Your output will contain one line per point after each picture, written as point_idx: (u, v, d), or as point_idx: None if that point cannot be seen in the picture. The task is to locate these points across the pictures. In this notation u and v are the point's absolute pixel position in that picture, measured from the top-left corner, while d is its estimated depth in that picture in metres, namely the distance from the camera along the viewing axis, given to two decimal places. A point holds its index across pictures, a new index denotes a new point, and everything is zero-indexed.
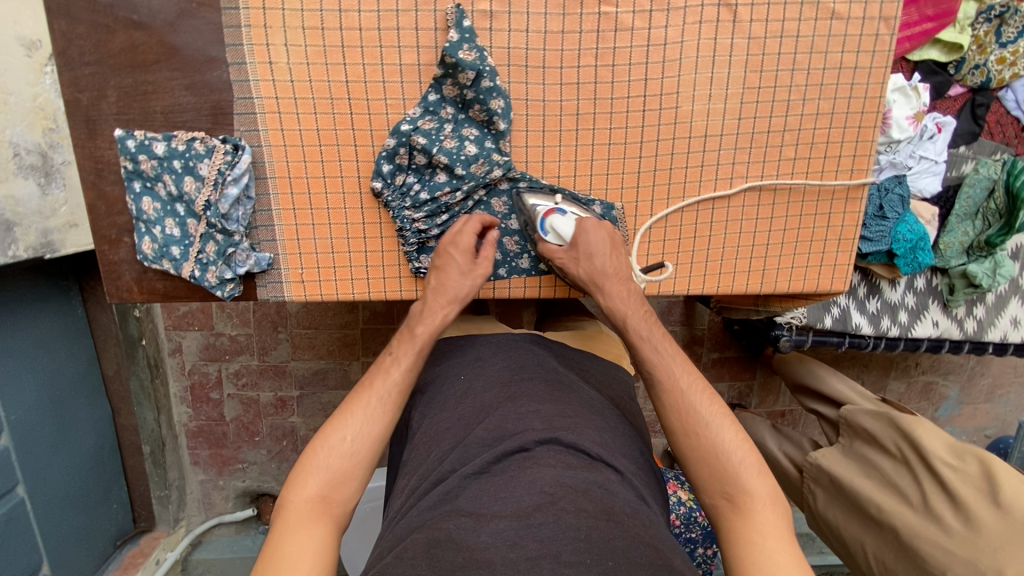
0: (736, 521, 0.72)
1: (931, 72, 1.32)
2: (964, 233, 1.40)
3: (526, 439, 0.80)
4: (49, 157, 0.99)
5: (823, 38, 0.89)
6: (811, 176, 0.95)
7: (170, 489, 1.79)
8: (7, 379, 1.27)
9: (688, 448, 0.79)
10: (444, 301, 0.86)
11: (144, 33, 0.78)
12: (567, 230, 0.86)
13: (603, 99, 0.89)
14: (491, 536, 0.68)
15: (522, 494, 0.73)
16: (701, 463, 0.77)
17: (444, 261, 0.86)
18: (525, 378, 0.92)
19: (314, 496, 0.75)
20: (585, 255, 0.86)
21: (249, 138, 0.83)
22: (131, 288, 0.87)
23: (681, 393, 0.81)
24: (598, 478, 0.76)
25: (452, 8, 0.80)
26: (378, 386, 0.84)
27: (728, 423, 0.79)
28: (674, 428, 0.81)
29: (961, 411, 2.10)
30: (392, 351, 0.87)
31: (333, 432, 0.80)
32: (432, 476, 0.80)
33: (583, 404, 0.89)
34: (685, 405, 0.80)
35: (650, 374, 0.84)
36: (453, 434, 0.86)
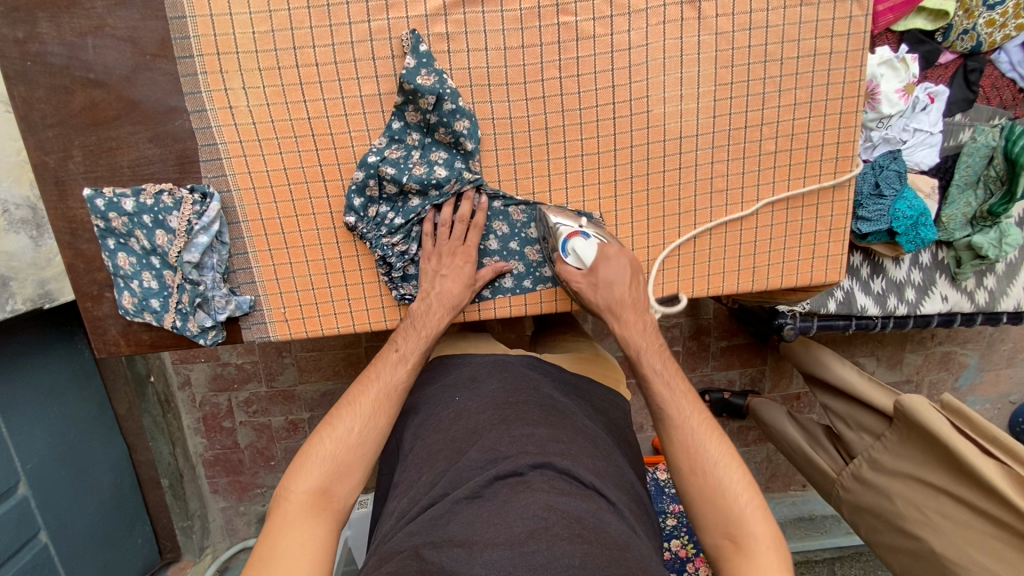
0: (739, 563, 0.70)
1: (918, 42, 1.29)
2: (966, 204, 1.35)
3: (519, 464, 0.79)
4: (39, 208, 0.99)
5: (795, 26, 0.86)
6: (795, 166, 0.92)
7: (192, 519, 1.82)
8: (18, 431, 1.30)
9: (694, 488, 0.76)
10: (445, 304, 0.86)
11: (102, 90, 0.78)
12: (588, 255, 0.85)
13: (571, 111, 0.87)
14: (484, 569, 0.66)
15: (515, 520, 0.72)
16: (707, 504, 0.75)
17: (450, 270, 0.87)
18: (519, 401, 0.90)
19: (317, 489, 0.76)
20: (603, 283, 0.86)
21: (218, 184, 0.83)
22: (118, 341, 0.87)
23: (691, 429, 0.79)
24: (591, 506, 0.75)
25: (407, 34, 0.79)
26: (383, 379, 0.84)
27: (736, 466, 0.77)
28: (679, 464, 0.78)
29: (982, 378, 2.04)
30: (397, 345, 0.86)
31: (338, 425, 0.80)
32: (424, 500, 0.79)
33: (576, 429, 0.88)
34: (693, 443, 0.78)
35: (660, 408, 0.82)
36: (446, 456, 0.85)
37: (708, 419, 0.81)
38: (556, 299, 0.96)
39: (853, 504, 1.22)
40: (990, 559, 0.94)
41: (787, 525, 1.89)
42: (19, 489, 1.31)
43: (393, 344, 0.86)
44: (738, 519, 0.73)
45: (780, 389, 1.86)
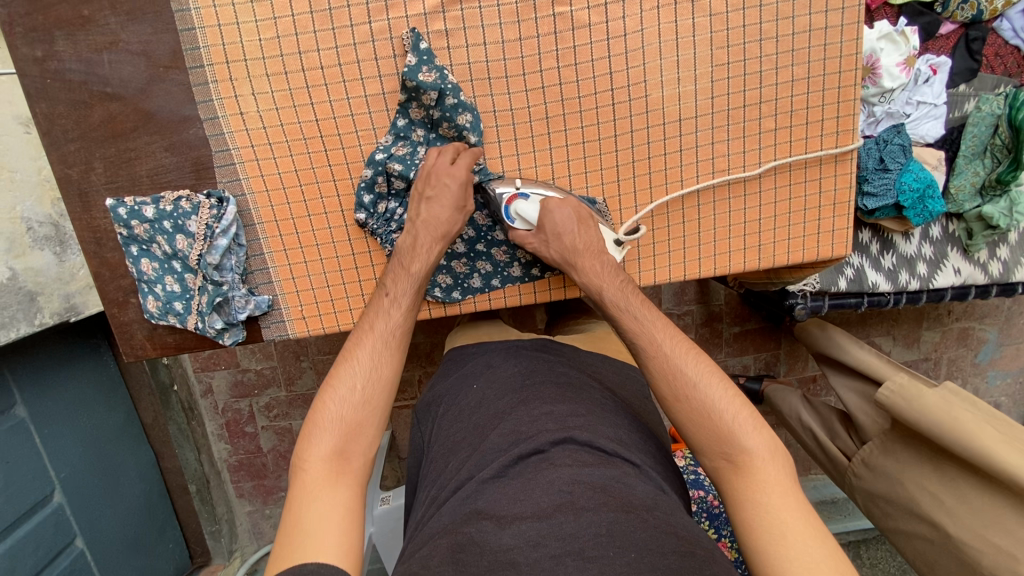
0: (738, 481, 0.75)
1: (917, 14, 1.29)
2: (974, 174, 1.34)
3: (540, 441, 0.81)
4: (62, 227, 1.06)
5: (788, 4, 0.87)
6: (796, 144, 0.93)
7: (220, 523, 1.86)
8: (52, 440, 1.35)
9: (682, 414, 0.80)
10: (433, 235, 0.85)
11: (119, 103, 0.81)
12: (531, 213, 0.87)
13: (570, 99, 0.88)
14: (513, 538, 0.69)
15: (540, 495, 0.74)
16: (699, 427, 0.79)
17: (435, 192, 0.83)
18: (536, 383, 0.92)
19: (332, 453, 0.78)
20: (552, 235, 0.87)
21: (233, 189, 0.86)
22: (145, 345, 0.91)
23: (666, 357, 0.83)
24: (614, 473, 0.77)
25: (407, 33, 0.81)
26: (379, 330, 0.85)
27: (717, 382, 0.81)
28: (665, 395, 0.82)
29: (1002, 353, 2.02)
30: (387, 290, 0.86)
31: (339, 389, 0.82)
32: (451, 484, 0.81)
33: (596, 404, 0.90)
34: (673, 370, 0.82)
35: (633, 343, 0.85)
36: (469, 442, 0.87)
37: (679, 345, 0.84)
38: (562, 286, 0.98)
39: (865, 490, 1.22)
40: (1006, 539, 0.93)
41: None
42: (53, 497, 1.36)
43: (384, 290, 0.86)
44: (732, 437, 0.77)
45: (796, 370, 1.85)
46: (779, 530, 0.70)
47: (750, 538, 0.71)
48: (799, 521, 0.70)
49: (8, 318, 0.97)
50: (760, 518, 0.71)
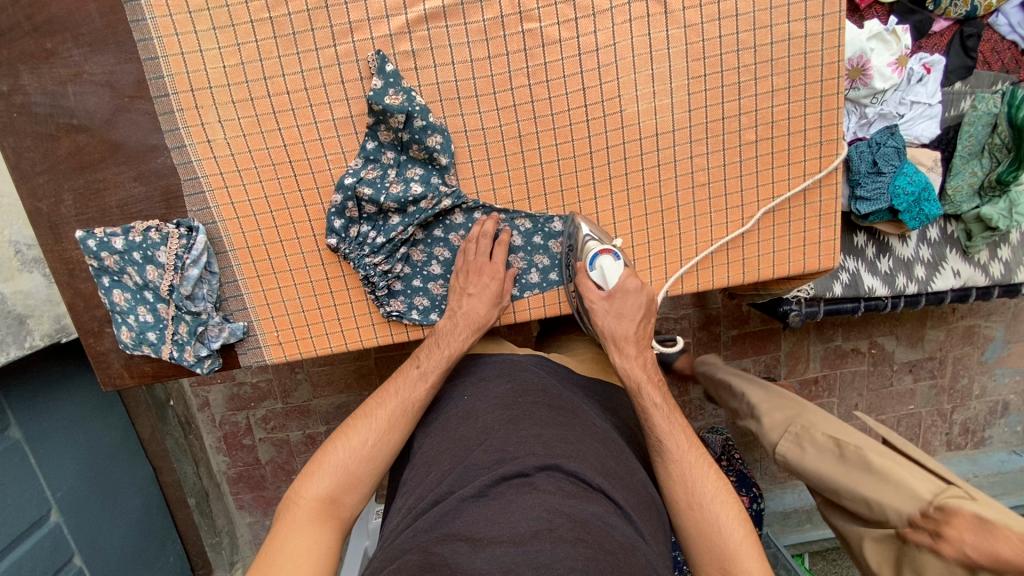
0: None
1: (908, 13, 1.25)
2: (972, 174, 1.31)
3: (526, 465, 0.79)
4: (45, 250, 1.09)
5: (766, 12, 0.84)
6: (777, 155, 0.90)
7: (220, 535, 1.88)
8: (48, 462, 1.36)
9: (690, 522, 0.81)
10: (471, 325, 0.88)
11: (86, 135, 0.81)
12: (613, 275, 0.88)
13: (543, 117, 0.86)
14: (485, 562, 0.68)
15: (519, 521, 0.73)
16: (701, 541, 0.80)
17: (478, 289, 0.88)
18: (528, 401, 0.90)
19: (325, 496, 0.80)
20: (615, 312, 0.89)
21: (203, 217, 0.85)
22: (122, 374, 0.91)
23: (688, 465, 0.84)
24: (598, 510, 0.75)
25: (373, 55, 0.80)
26: (403, 395, 0.87)
27: (732, 503, 0.81)
28: (678, 500, 0.83)
29: (1010, 350, 1.97)
30: (419, 362, 0.89)
31: (352, 437, 0.84)
32: (429, 496, 0.80)
33: (587, 430, 0.88)
34: (691, 477, 0.83)
35: (659, 442, 0.86)
36: (453, 454, 0.85)
37: (703, 453, 0.85)
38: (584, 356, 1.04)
39: None
40: None
41: (814, 512, 1.86)
42: (51, 516, 1.37)
43: (415, 361, 0.89)
44: (734, 557, 0.77)
45: (797, 372, 1.86)
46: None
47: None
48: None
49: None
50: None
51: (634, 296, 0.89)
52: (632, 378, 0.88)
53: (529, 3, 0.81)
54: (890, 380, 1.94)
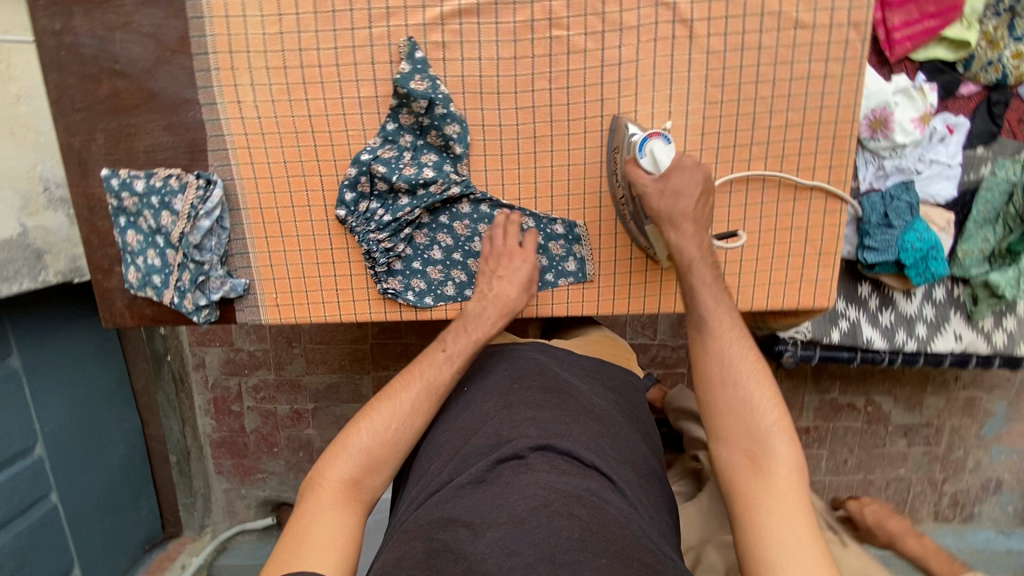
0: (753, 487, 0.73)
1: (937, 72, 1.26)
2: (983, 240, 1.31)
3: (520, 446, 0.80)
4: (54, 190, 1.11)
5: (788, 48, 0.85)
6: (784, 189, 0.92)
7: (195, 496, 1.93)
8: (41, 394, 1.39)
9: (721, 398, 0.78)
10: (500, 309, 0.90)
11: (126, 80, 0.85)
12: (666, 158, 0.83)
13: (560, 121, 0.88)
14: (487, 545, 0.69)
15: (518, 500, 0.73)
16: (729, 419, 0.77)
17: (507, 272, 0.90)
18: (523, 387, 0.90)
19: (349, 478, 0.82)
20: (671, 192, 0.82)
21: (222, 172, 0.89)
22: (124, 314, 0.94)
23: (727, 342, 0.79)
24: (592, 486, 0.76)
25: (405, 41, 0.83)
26: (428, 376, 0.90)
27: (767, 387, 0.78)
28: (709, 376, 0.79)
29: (1010, 428, 1.93)
30: (444, 345, 0.91)
31: (375, 418, 0.86)
32: (431, 486, 0.81)
33: (581, 409, 0.88)
34: (730, 353, 0.79)
35: (702, 316, 0.81)
36: (452, 446, 0.86)
37: (746, 333, 0.81)
38: (640, 276, 0.95)
39: None
40: None
41: None
42: (35, 449, 1.39)
43: (442, 343, 0.91)
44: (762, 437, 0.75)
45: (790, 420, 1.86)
46: (789, 549, 0.67)
47: (757, 551, 0.68)
48: (815, 546, 0.68)
49: (11, 272, 1.04)
50: (766, 526, 0.69)
51: (689, 173, 0.82)
52: (683, 258, 0.82)
53: (560, 11, 0.84)
54: (883, 440, 1.91)
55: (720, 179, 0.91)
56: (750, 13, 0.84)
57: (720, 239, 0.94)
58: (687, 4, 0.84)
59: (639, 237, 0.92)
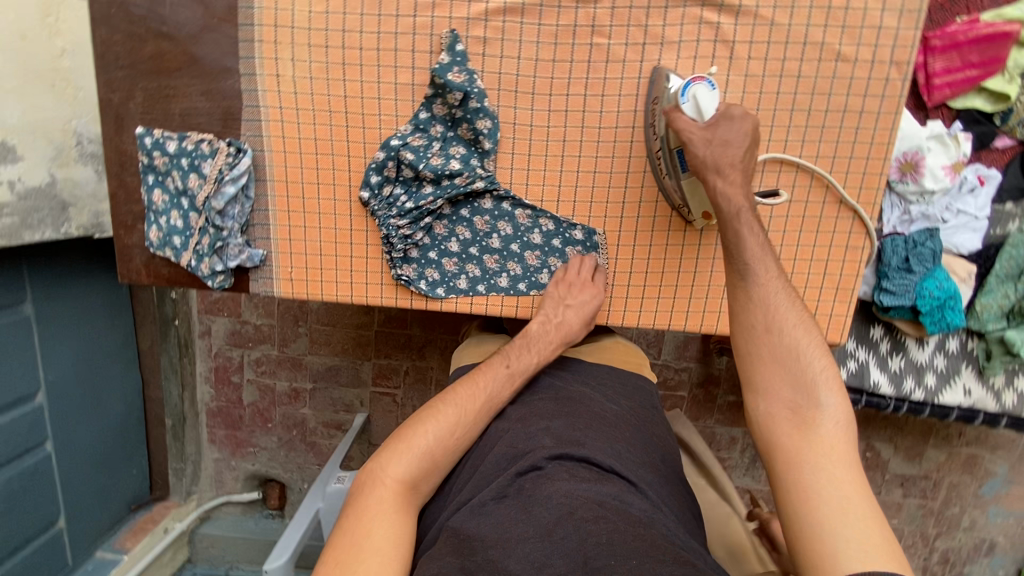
0: (797, 438, 0.73)
1: (973, 122, 1.25)
2: (1004, 296, 1.29)
3: (538, 457, 0.83)
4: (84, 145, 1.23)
5: (827, 80, 0.85)
6: (807, 220, 0.91)
7: (186, 462, 1.93)
8: (49, 343, 1.42)
9: (765, 347, 0.77)
10: (561, 337, 0.96)
11: (170, 43, 0.86)
12: (709, 106, 0.78)
13: (591, 128, 0.89)
14: (519, 564, 0.69)
15: (541, 513, 0.75)
16: (773, 369, 0.76)
17: (576, 301, 0.92)
18: (536, 400, 0.96)
19: (408, 480, 0.85)
20: (720, 141, 0.77)
21: (254, 143, 0.90)
22: (140, 271, 0.95)
23: (772, 291, 0.78)
24: (612, 490, 0.79)
25: (447, 33, 0.84)
26: (488, 391, 0.93)
27: (810, 337, 0.77)
28: (753, 325, 0.78)
29: (1009, 491, 1.89)
30: (508, 362, 0.96)
31: (442, 424, 0.89)
32: (457, 502, 0.83)
33: (595, 417, 0.91)
34: (775, 302, 0.78)
35: (747, 265, 0.78)
36: (472, 464, 0.90)
37: (788, 282, 0.79)
38: (667, 236, 0.92)
39: None
40: None
41: None
42: (36, 397, 1.41)
43: (505, 360, 0.96)
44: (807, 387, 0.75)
45: None
46: (834, 495, 0.68)
47: (803, 505, 0.68)
48: (856, 492, 0.68)
49: (38, 220, 1.14)
50: (814, 480, 0.69)
51: (736, 124, 0.78)
52: (730, 206, 0.77)
53: (603, 18, 0.84)
54: (879, 487, 1.89)
55: (763, 154, 0.88)
56: (792, 41, 0.84)
57: (761, 195, 0.89)
58: (731, 24, 0.83)
59: (672, 194, 0.89)
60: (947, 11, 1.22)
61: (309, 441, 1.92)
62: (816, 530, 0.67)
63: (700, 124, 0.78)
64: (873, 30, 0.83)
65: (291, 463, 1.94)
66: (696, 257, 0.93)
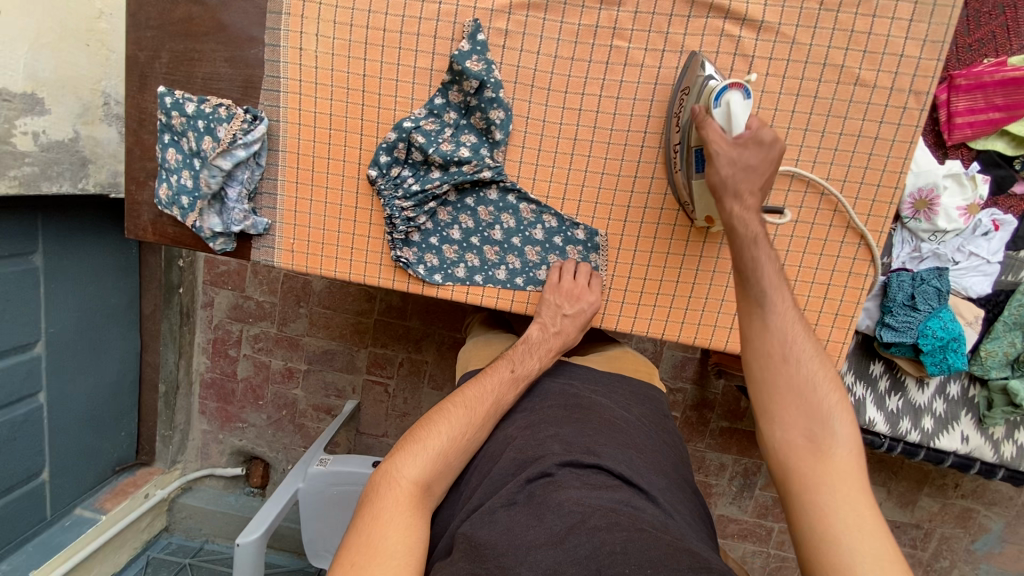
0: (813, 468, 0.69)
1: (992, 164, 1.23)
2: (1010, 344, 1.26)
3: (548, 464, 0.80)
4: (110, 106, 1.26)
5: (843, 103, 0.85)
6: (812, 241, 0.91)
7: (174, 430, 1.92)
8: (54, 295, 1.43)
9: (782, 376, 0.74)
10: (559, 346, 0.94)
11: (200, 8, 0.88)
12: (740, 116, 0.75)
13: (602, 129, 0.89)
14: (531, 571, 0.65)
15: (554, 520, 0.72)
16: (788, 398, 0.73)
17: (574, 312, 0.91)
18: (544, 407, 0.93)
19: (423, 482, 0.78)
20: (743, 164, 0.75)
21: (270, 112, 0.92)
22: (146, 228, 0.97)
23: (788, 319, 0.75)
24: (622, 496, 0.75)
25: (470, 21, 0.85)
26: (496, 394, 0.89)
27: (821, 366, 0.75)
28: (767, 353, 0.75)
29: (1002, 549, 1.85)
30: (512, 366, 0.91)
31: (456, 425, 0.83)
32: (468, 508, 0.79)
33: (605, 424, 0.89)
34: (790, 329, 0.75)
35: (764, 293, 0.75)
36: (480, 469, 0.86)
37: (802, 311, 0.77)
38: (670, 238, 0.92)
39: None
40: None
41: None
42: (35, 347, 1.42)
43: (510, 364, 0.92)
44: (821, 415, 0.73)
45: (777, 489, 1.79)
46: (854, 521, 0.64)
47: (823, 537, 0.64)
48: (875, 520, 0.64)
49: (58, 173, 1.17)
50: (837, 508, 0.65)
51: (764, 149, 0.76)
52: (747, 231, 0.75)
53: (625, 22, 0.85)
54: None
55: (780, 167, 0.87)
56: (812, 62, 0.83)
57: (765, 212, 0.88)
58: (752, 39, 0.83)
59: (680, 190, 0.87)
60: (974, 52, 1.22)
61: (298, 422, 1.92)
62: (842, 563, 0.61)
63: (728, 136, 0.76)
64: (894, 57, 0.82)
65: (277, 443, 1.93)
66: (697, 264, 0.92)
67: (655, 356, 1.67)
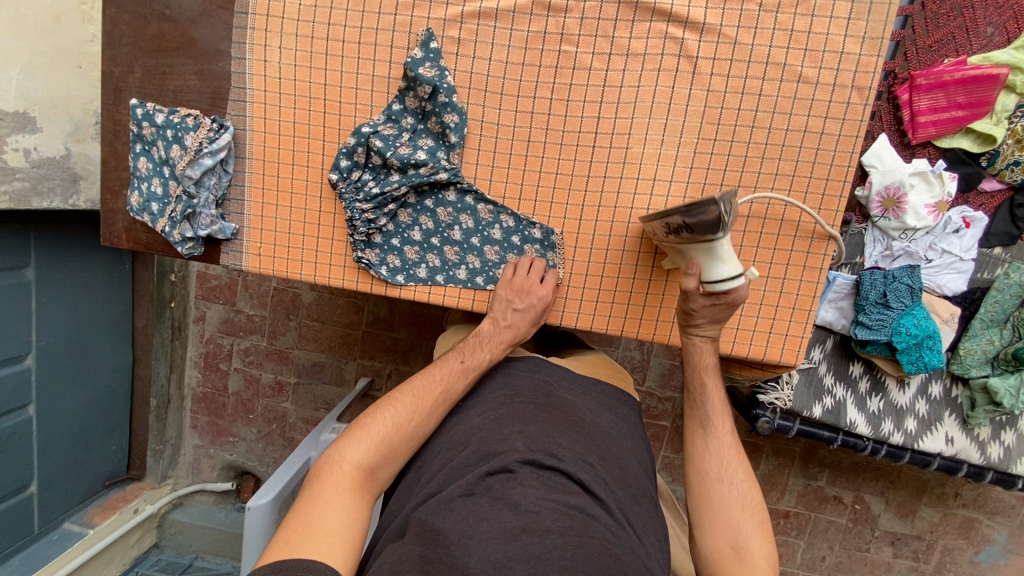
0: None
1: (959, 162, 1.24)
2: (988, 341, 1.26)
3: (510, 460, 0.76)
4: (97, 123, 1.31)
5: (788, 100, 0.86)
6: (765, 237, 0.92)
7: (164, 445, 1.94)
8: (45, 307, 1.47)
9: (715, 493, 0.85)
10: (510, 337, 0.93)
11: (171, 25, 0.93)
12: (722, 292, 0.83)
13: (555, 131, 0.92)
14: (480, 565, 0.63)
15: (509, 517, 0.69)
16: (720, 513, 0.83)
17: (523, 305, 0.92)
18: (516, 402, 0.88)
19: (367, 465, 0.79)
20: (714, 316, 0.85)
21: (237, 122, 0.96)
22: (121, 235, 1.00)
23: (725, 444, 0.88)
24: (581, 503, 0.73)
25: (423, 31, 0.89)
26: (446, 385, 0.89)
27: (749, 489, 0.85)
28: (705, 472, 0.87)
29: (1008, 561, 1.79)
30: (462, 357, 0.92)
31: (402, 411, 0.85)
32: (423, 492, 0.77)
33: (571, 424, 0.86)
34: (726, 454, 0.87)
35: (708, 417, 0.90)
36: (442, 458, 0.84)
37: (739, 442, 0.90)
38: (625, 237, 0.93)
39: None
40: None
41: None
42: (26, 359, 1.44)
43: (459, 355, 0.93)
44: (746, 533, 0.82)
45: (769, 500, 1.76)
46: None
47: None
48: None
49: (49, 189, 1.21)
50: None
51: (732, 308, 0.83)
52: (701, 360, 0.90)
53: (572, 28, 0.88)
54: (868, 544, 1.79)
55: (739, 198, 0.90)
56: (755, 61, 0.86)
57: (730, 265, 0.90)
58: (695, 41, 0.86)
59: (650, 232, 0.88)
60: (934, 53, 1.23)
61: (287, 436, 1.92)
62: None
63: (703, 302, 0.83)
64: (835, 54, 0.84)
65: (267, 457, 1.94)
66: (652, 260, 0.93)
67: (642, 364, 1.67)
